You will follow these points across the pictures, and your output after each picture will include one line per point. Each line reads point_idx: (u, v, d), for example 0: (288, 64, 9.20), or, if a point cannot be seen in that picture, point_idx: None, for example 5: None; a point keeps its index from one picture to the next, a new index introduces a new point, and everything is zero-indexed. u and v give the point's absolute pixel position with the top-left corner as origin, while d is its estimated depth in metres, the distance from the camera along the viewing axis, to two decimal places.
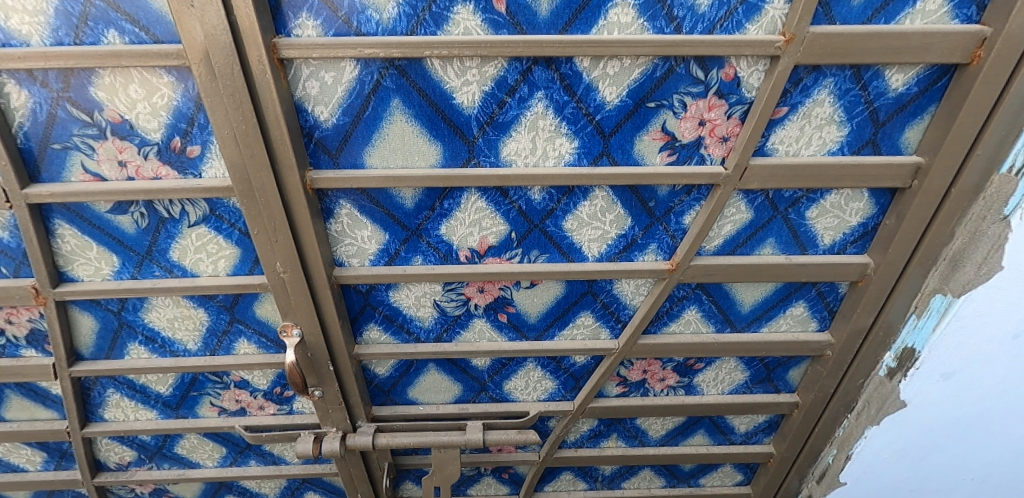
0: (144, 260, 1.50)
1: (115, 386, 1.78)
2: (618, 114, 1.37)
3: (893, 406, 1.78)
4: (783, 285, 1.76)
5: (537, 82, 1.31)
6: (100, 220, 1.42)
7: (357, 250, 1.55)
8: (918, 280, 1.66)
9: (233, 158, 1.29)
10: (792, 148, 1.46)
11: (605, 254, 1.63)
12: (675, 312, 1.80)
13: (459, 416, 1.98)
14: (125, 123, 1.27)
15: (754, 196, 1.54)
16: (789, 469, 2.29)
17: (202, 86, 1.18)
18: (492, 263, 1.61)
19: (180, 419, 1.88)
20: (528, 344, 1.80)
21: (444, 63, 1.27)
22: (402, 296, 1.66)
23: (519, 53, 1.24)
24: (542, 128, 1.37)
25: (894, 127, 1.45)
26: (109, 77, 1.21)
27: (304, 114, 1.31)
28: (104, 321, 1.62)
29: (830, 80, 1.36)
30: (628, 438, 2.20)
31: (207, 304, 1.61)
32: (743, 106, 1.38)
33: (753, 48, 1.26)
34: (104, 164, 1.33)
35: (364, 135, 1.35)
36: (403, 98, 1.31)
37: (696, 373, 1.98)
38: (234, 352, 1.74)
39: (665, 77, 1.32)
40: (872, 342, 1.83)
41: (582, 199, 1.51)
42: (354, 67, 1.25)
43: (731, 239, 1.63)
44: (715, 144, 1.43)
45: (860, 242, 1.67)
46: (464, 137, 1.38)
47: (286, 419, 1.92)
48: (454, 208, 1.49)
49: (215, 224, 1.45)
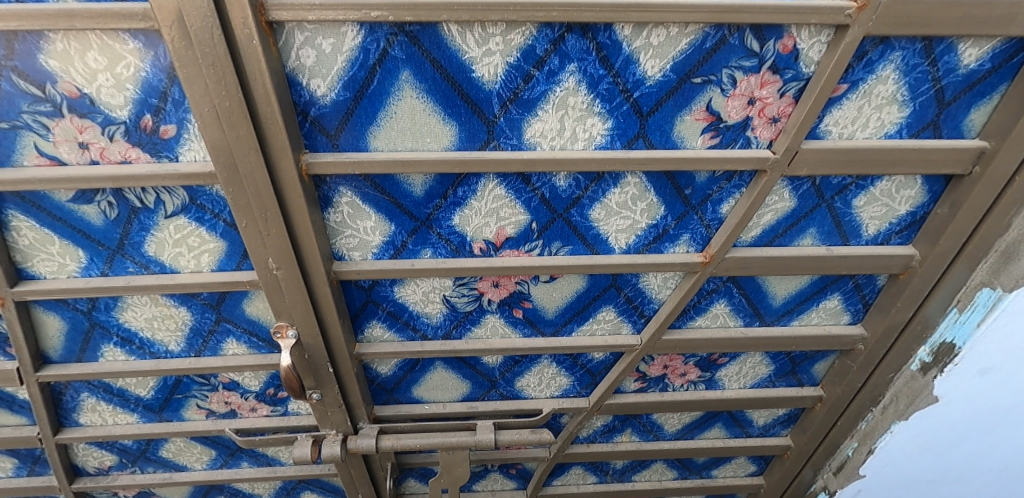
0: (115, 255, 1.32)
1: (89, 390, 1.61)
2: (659, 91, 1.20)
3: (925, 401, 1.68)
4: (820, 278, 1.63)
5: (570, 53, 1.13)
6: (61, 211, 1.23)
7: (358, 242, 1.38)
8: (965, 274, 1.54)
9: (215, 140, 1.10)
10: (847, 130, 1.31)
11: (633, 245, 1.49)
12: (702, 306, 1.67)
13: (467, 415, 1.86)
14: (84, 98, 1.07)
15: (800, 182, 1.39)
16: (804, 461, 2.22)
17: (175, 54, 0.99)
18: (509, 255, 1.46)
19: (164, 423, 1.73)
20: (544, 341, 1.67)
21: (463, 29, 1.08)
22: (408, 291, 1.50)
23: (553, 18, 1.05)
24: (572, 106, 1.20)
25: (959, 108, 1.31)
26: (61, 42, 1.01)
27: (297, 88, 1.12)
28: (73, 322, 1.45)
29: (897, 54, 1.20)
30: (643, 432, 2.10)
31: (189, 302, 1.43)
32: (799, 83, 1.22)
33: (820, 16, 1.09)
34: (62, 146, 1.13)
35: (368, 113, 1.17)
36: (414, 70, 1.13)
37: (719, 367, 1.87)
38: (221, 352, 1.58)
39: (716, 48, 1.15)
40: (907, 337, 1.73)
41: (612, 186, 1.35)
42: (357, 32, 1.06)
43: (770, 229, 1.49)
44: (763, 125, 1.28)
45: (906, 232, 1.54)
46: (484, 116, 1.20)
47: (281, 421, 1.78)
48: (469, 196, 1.32)
49: (197, 214, 1.27)
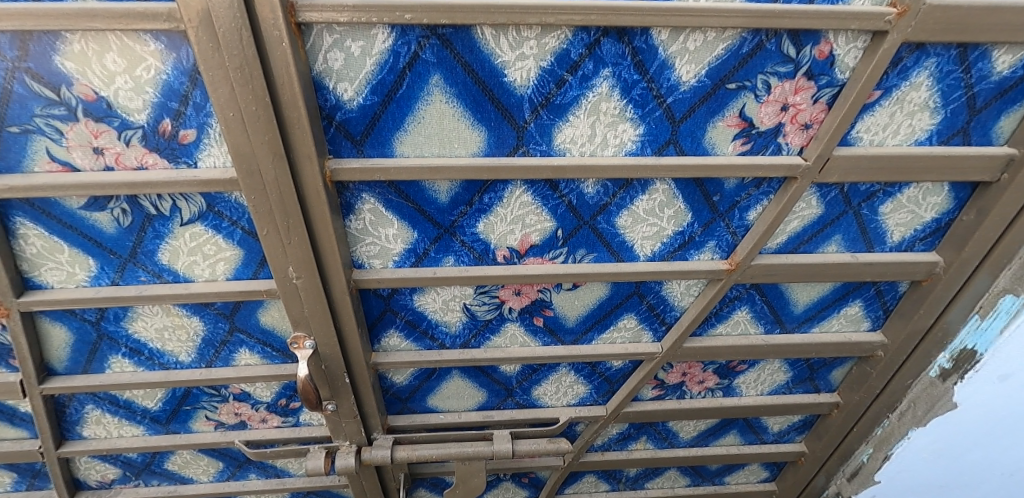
0: (126, 264, 1.27)
1: (94, 402, 1.56)
2: (693, 97, 1.18)
3: (944, 407, 1.66)
4: (842, 285, 1.62)
5: (605, 58, 1.10)
6: (72, 218, 1.18)
7: (379, 250, 1.35)
8: (987, 281, 1.54)
9: (239, 146, 1.05)
10: (877, 137, 1.29)
11: (658, 253, 1.46)
12: (724, 313, 1.66)
13: (483, 424, 1.82)
14: (100, 101, 1.03)
15: (829, 189, 1.38)
16: (817, 467, 2.21)
17: (201, 57, 0.94)
18: (533, 263, 1.43)
19: (171, 435, 1.69)
20: (564, 349, 1.64)
21: (497, 32, 1.05)
22: (428, 300, 1.47)
23: (591, 22, 1.02)
24: (604, 111, 1.17)
25: (990, 115, 1.29)
26: (79, 43, 0.96)
27: (323, 92, 1.07)
28: (80, 333, 1.39)
29: (932, 60, 1.18)
30: (658, 440, 2.09)
31: (202, 312, 1.39)
32: (833, 90, 1.19)
33: (860, 22, 1.07)
34: (75, 151, 1.09)
35: (396, 118, 1.13)
36: (445, 74, 1.09)
37: (738, 374, 1.86)
38: (233, 363, 1.53)
39: (752, 53, 1.13)
40: (927, 343, 1.72)
41: (640, 193, 1.32)
42: (387, 34, 1.02)
43: (795, 237, 1.47)
44: (795, 131, 1.25)
45: (930, 239, 1.54)
46: (514, 122, 1.17)
47: (292, 432, 1.74)
48: (495, 202, 1.29)
49: (214, 222, 1.22)
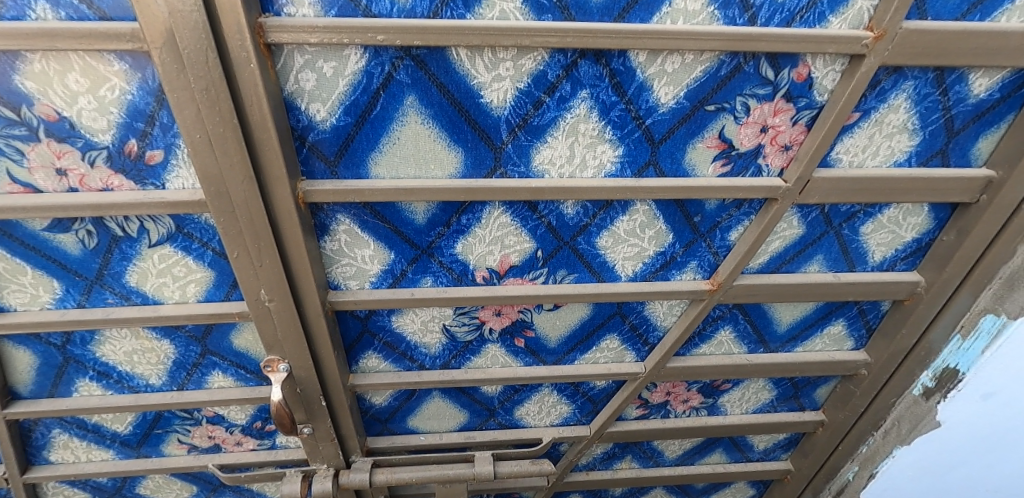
0: (92, 286, 1.23)
1: (61, 427, 1.51)
2: (672, 118, 1.17)
3: (928, 426, 1.64)
4: (825, 304, 1.61)
5: (583, 79, 1.09)
6: (35, 240, 1.14)
7: (355, 271, 1.32)
8: (968, 300, 1.53)
9: (206, 168, 1.03)
10: (857, 158, 1.29)
11: (639, 273, 1.45)
12: (707, 333, 1.64)
13: (465, 445, 1.79)
14: (63, 122, 1.00)
15: (809, 210, 1.37)
16: (804, 485, 2.20)
17: (165, 78, 0.92)
18: (512, 284, 1.41)
19: (142, 459, 1.64)
20: (546, 370, 1.62)
21: (473, 54, 1.03)
22: (406, 321, 1.44)
23: (567, 44, 1.01)
24: (583, 133, 1.16)
25: (967, 137, 1.29)
26: (40, 63, 0.93)
27: (295, 112, 1.05)
28: (45, 356, 1.35)
29: (909, 83, 1.18)
30: (643, 459, 2.07)
31: (173, 334, 1.35)
32: (812, 112, 1.19)
33: (837, 45, 1.06)
34: (37, 172, 1.05)
35: (370, 139, 1.11)
36: (420, 95, 1.07)
37: (722, 393, 1.85)
38: (206, 386, 1.49)
39: (731, 76, 1.12)
40: (910, 362, 1.71)
41: (621, 214, 1.31)
42: (361, 55, 1.00)
43: (777, 256, 1.47)
44: (775, 153, 1.25)
45: (911, 258, 1.53)
46: (492, 143, 1.15)
47: (268, 455, 1.70)
48: (473, 223, 1.27)
49: (183, 243, 1.19)
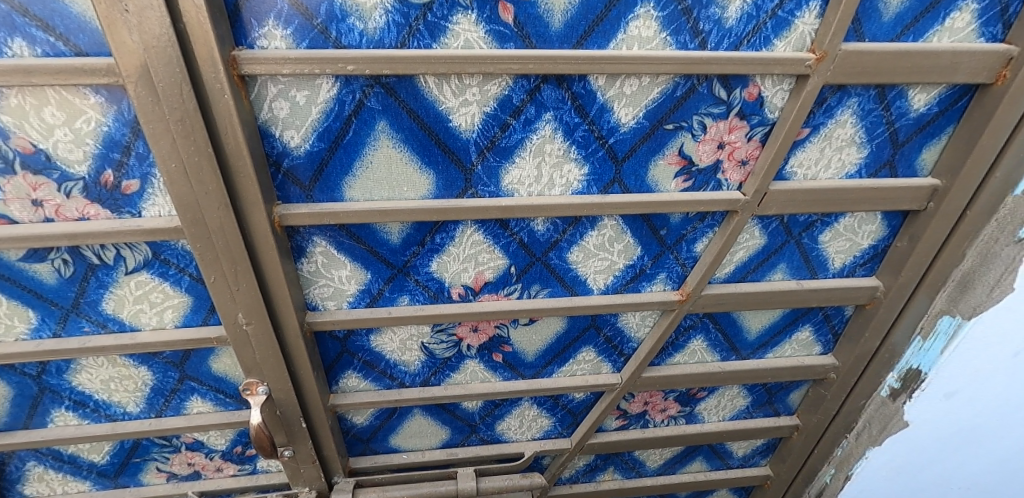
0: (68, 314, 1.24)
1: (36, 459, 1.50)
2: (633, 137, 1.23)
3: (898, 426, 1.69)
4: (791, 311, 1.67)
5: (546, 102, 1.15)
6: (10, 270, 1.16)
7: (333, 292, 1.34)
8: (926, 302, 1.60)
9: (182, 196, 1.05)
10: (811, 171, 1.36)
11: (611, 286, 1.49)
12: (680, 343, 1.70)
13: (447, 462, 1.80)
14: (39, 154, 1.02)
15: (769, 221, 1.43)
16: (784, 489, 2.23)
17: (141, 110, 0.95)
18: (488, 299, 1.44)
19: (120, 489, 1.62)
20: (525, 383, 1.65)
21: (440, 80, 1.08)
22: (385, 340, 1.47)
23: (529, 71, 1.06)
24: (549, 152, 1.21)
25: (912, 149, 1.37)
26: (16, 98, 0.96)
27: (270, 139, 1.09)
28: (20, 387, 1.35)
29: (854, 100, 1.25)
30: (625, 469, 2.10)
31: (151, 361, 1.36)
32: (765, 128, 1.26)
33: (783, 67, 1.13)
34: (12, 204, 1.07)
35: (344, 163, 1.15)
36: (391, 120, 1.12)
37: (698, 401, 1.89)
38: (184, 411, 1.49)
39: (686, 96, 1.19)
40: (876, 364, 1.76)
41: (590, 229, 1.35)
42: (332, 84, 1.05)
43: (742, 266, 1.52)
44: (733, 168, 1.31)
45: (869, 264, 1.60)
46: (462, 165, 1.20)
47: (249, 480, 1.70)
48: (447, 242, 1.31)
49: (160, 269, 1.21)
